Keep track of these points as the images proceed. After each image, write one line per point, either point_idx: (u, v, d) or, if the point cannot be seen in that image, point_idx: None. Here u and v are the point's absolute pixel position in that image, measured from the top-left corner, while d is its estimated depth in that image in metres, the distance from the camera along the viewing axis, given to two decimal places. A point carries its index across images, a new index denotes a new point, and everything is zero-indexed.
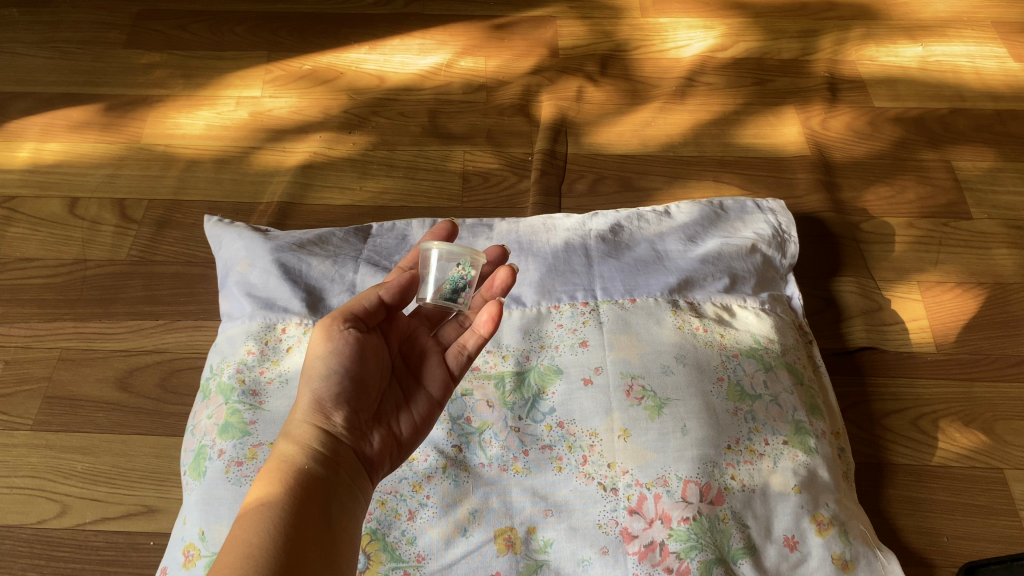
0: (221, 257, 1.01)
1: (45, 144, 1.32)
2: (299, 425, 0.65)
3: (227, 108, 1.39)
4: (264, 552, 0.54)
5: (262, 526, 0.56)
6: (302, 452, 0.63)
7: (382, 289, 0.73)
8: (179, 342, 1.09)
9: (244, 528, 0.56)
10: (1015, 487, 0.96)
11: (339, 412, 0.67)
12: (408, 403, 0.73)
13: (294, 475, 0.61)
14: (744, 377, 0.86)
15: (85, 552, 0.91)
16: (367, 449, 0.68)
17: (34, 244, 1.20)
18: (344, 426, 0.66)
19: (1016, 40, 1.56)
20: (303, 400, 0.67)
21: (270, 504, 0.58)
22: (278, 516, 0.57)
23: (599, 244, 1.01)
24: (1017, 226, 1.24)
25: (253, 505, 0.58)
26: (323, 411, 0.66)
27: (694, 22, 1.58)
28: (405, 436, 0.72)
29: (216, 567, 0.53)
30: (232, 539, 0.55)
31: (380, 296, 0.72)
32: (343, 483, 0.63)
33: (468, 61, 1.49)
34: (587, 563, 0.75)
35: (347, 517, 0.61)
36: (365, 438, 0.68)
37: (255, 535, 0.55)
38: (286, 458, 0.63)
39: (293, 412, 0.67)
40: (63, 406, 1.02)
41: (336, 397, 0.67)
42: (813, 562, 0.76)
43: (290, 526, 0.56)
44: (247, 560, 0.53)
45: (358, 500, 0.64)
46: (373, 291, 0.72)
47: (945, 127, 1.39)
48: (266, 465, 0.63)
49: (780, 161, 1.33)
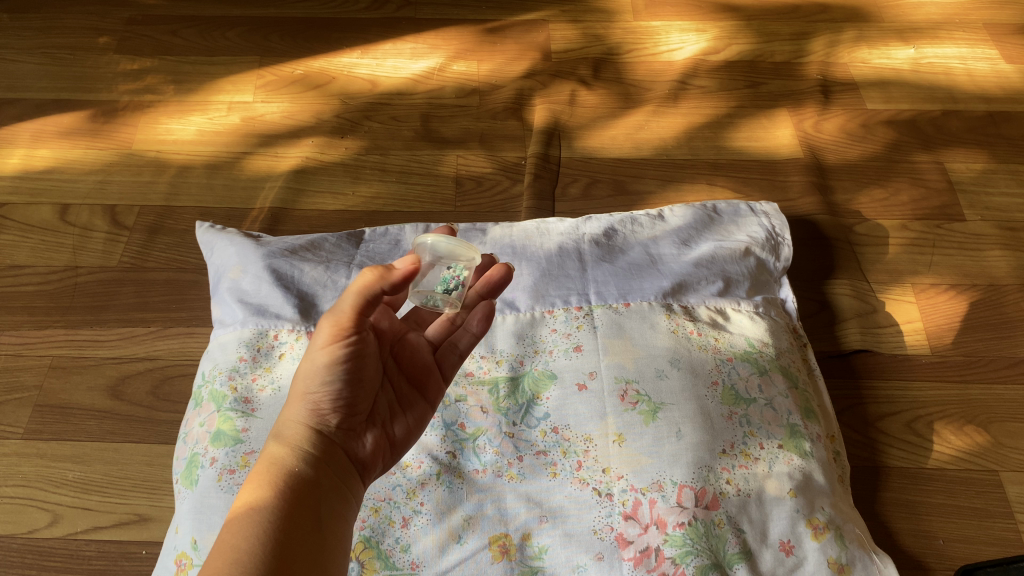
0: (213, 263, 1.01)
1: (35, 150, 1.31)
2: (292, 426, 0.64)
3: (219, 114, 1.39)
4: (252, 558, 0.53)
5: (252, 532, 0.55)
6: (294, 455, 0.62)
7: (387, 281, 0.65)
8: (171, 349, 1.08)
9: (233, 533, 0.55)
10: (1010, 489, 0.96)
11: (335, 415, 0.66)
12: (402, 402, 0.73)
13: (286, 479, 0.60)
14: (739, 381, 0.85)
15: (77, 562, 0.90)
16: (361, 450, 0.68)
17: (24, 251, 1.19)
18: (339, 428, 0.66)
19: (1008, 42, 1.57)
20: (297, 401, 0.65)
21: (260, 509, 0.57)
22: (268, 522, 0.56)
23: (593, 248, 1.00)
24: (1010, 227, 1.24)
25: (243, 509, 0.57)
26: (318, 414, 0.65)
27: (686, 25, 1.59)
28: (399, 436, 0.72)
29: (204, 572, 0.52)
30: (221, 544, 0.55)
31: (385, 290, 0.66)
32: (335, 487, 0.63)
33: (460, 65, 1.49)
34: (582, 569, 0.74)
35: (338, 521, 0.61)
36: (359, 440, 0.68)
37: (245, 541, 0.54)
38: (277, 460, 0.62)
39: (287, 413, 0.66)
40: (53, 415, 1.01)
41: (333, 401, 0.66)
42: (808, 567, 0.75)
43: (280, 531, 0.56)
44: (235, 566, 0.52)
45: (350, 503, 0.64)
46: (377, 283, 0.65)
47: (937, 129, 1.39)
48: (255, 466, 0.62)
49: (773, 164, 1.33)
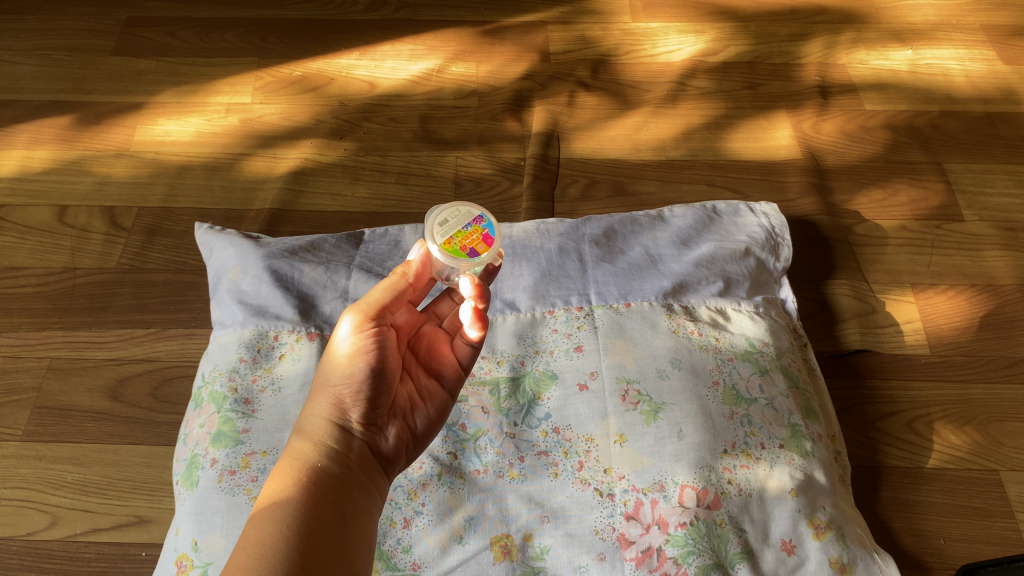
0: (212, 265, 1.00)
1: (33, 152, 1.31)
2: (315, 421, 0.64)
3: (217, 115, 1.38)
4: (276, 552, 0.53)
5: (276, 526, 0.55)
6: (317, 451, 0.62)
7: (409, 276, 0.68)
8: (170, 350, 1.08)
9: (257, 528, 0.55)
10: (1011, 489, 0.96)
11: (357, 409, 0.65)
12: (423, 393, 0.72)
13: (310, 474, 0.60)
14: (741, 381, 0.85)
15: (76, 564, 0.90)
16: (383, 444, 0.67)
17: (22, 253, 1.18)
18: (362, 423, 0.66)
19: (1005, 43, 1.57)
20: (322, 396, 0.66)
21: (283, 503, 0.57)
22: (291, 517, 0.55)
23: (593, 248, 1.00)
24: (1008, 228, 1.25)
25: (266, 504, 0.57)
26: (341, 408, 0.65)
27: (684, 27, 1.59)
28: (420, 429, 0.71)
29: (228, 566, 0.52)
30: (245, 539, 0.54)
31: (410, 285, 0.68)
32: (359, 482, 0.62)
33: (459, 67, 1.49)
34: (584, 569, 0.74)
35: (362, 516, 0.60)
36: (381, 434, 0.67)
37: (268, 535, 0.54)
38: (300, 456, 0.62)
39: (310, 409, 0.66)
40: (52, 416, 1.01)
41: (356, 394, 0.65)
42: (811, 566, 0.75)
43: (304, 525, 0.55)
44: (260, 560, 0.52)
45: (373, 498, 0.63)
46: (401, 281, 0.68)
47: (935, 130, 1.39)
48: (280, 461, 0.62)
49: (771, 164, 1.33)
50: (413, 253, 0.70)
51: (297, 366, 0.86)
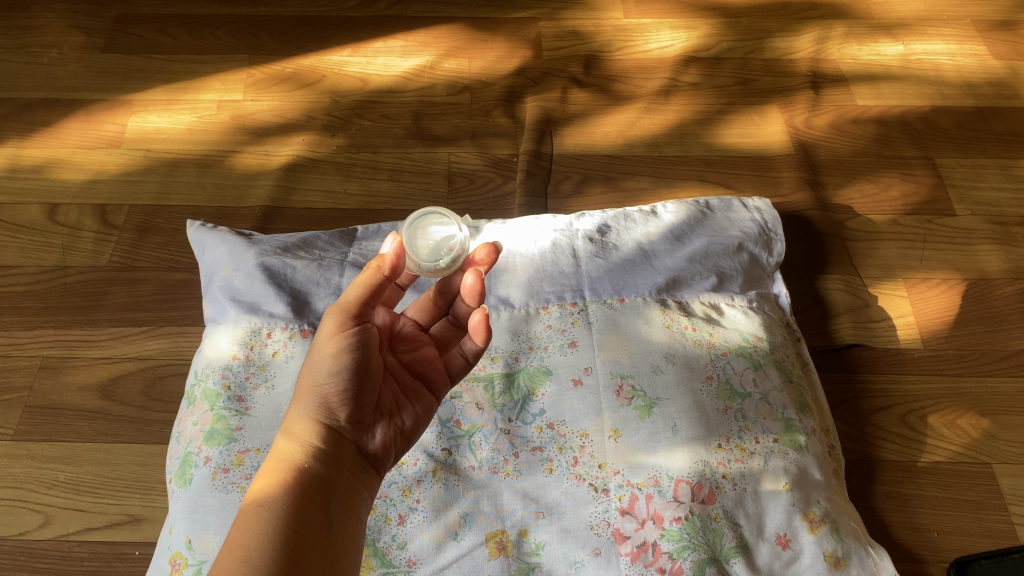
0: (204, 262, 0.99)
1: (24, 149, 1.30)
2: (301, 421, 0.64)
3: (208, 112, 1.38)
4: (261, 554, 0.53)
5: (262, 528, 0.55)
6: (303, 451, 0.61)
7: (385, 269, 0.66)
8: (162, 349, 1.07)
9: (243, 530, 0.55)
10: (1003, 482, 0.97)
11: (345, 407, 0.65)
12: (408, 392, 0.72)
13: (296, 474, 0.59)
14: (733, 376, 0.86)
15: (69, 564, 0.89)
16: (370, 443, 0.67)
17: (12, 252, 1.17)
18: (348, 421, 0.65)
19: (995, 38, 1.58)
20: (306, 395, 0.65)
21: (269, 505, 0.57)
22: (277, 518, 0.56)
23: (586, 244, 0.99)
24: (999, 223, 1.25)
25: (251, 505, 0.57)
26: (326, 407, 0.64)
27: (676, 23, 1.59)
28: (408, 427, 0.71)
29: (214, 569, 0.52)
30: (232, 542, 0.54)
31: (386, 279, 0.66)
32: (346, 482, 0.62)
33: (451, 63, 1.48)
34: (579, 565, 0.74)
35: (348, 517, 0.60)
36: (369, 433, 0.67)
37: (254, 537, 0.54)
38: (286, 457, 0.61)
39: (295, 408, 0.65)
40: (44, 415, 1.00)
41: (342, 393, 0.65)
42: (805, 561, 0.76)
43: (290, 527, 0.55)
44: (245, 563, 0.52)
45: (361, 497, 0.63)
46: (377, 275, 0.66)
47: (927, 125, 1.40)
48: (266, 462, 0.62)
49: (764, 159, 1.34)
50: (387, 246, 0.67)
51: (292, 362, 0.86)
